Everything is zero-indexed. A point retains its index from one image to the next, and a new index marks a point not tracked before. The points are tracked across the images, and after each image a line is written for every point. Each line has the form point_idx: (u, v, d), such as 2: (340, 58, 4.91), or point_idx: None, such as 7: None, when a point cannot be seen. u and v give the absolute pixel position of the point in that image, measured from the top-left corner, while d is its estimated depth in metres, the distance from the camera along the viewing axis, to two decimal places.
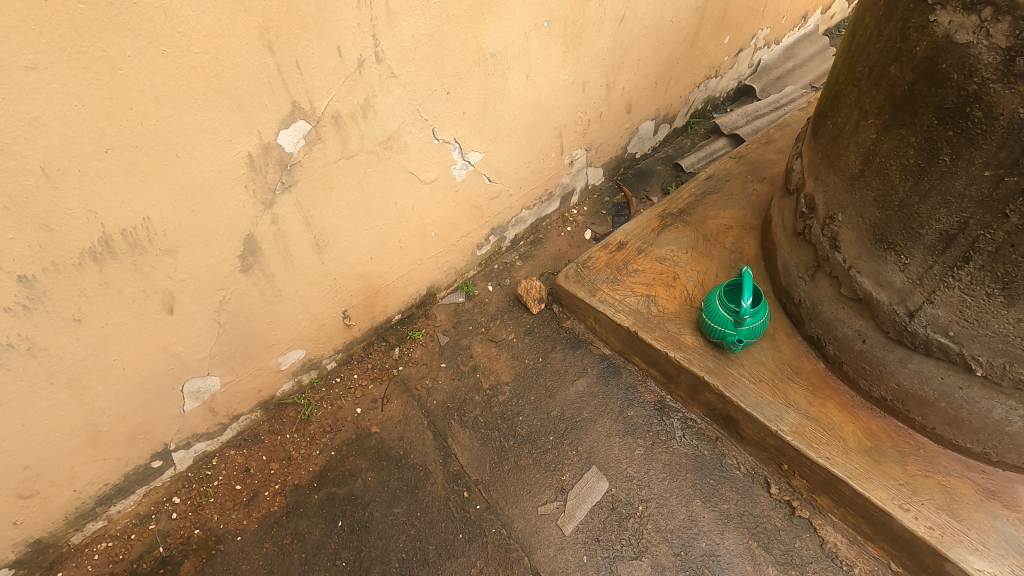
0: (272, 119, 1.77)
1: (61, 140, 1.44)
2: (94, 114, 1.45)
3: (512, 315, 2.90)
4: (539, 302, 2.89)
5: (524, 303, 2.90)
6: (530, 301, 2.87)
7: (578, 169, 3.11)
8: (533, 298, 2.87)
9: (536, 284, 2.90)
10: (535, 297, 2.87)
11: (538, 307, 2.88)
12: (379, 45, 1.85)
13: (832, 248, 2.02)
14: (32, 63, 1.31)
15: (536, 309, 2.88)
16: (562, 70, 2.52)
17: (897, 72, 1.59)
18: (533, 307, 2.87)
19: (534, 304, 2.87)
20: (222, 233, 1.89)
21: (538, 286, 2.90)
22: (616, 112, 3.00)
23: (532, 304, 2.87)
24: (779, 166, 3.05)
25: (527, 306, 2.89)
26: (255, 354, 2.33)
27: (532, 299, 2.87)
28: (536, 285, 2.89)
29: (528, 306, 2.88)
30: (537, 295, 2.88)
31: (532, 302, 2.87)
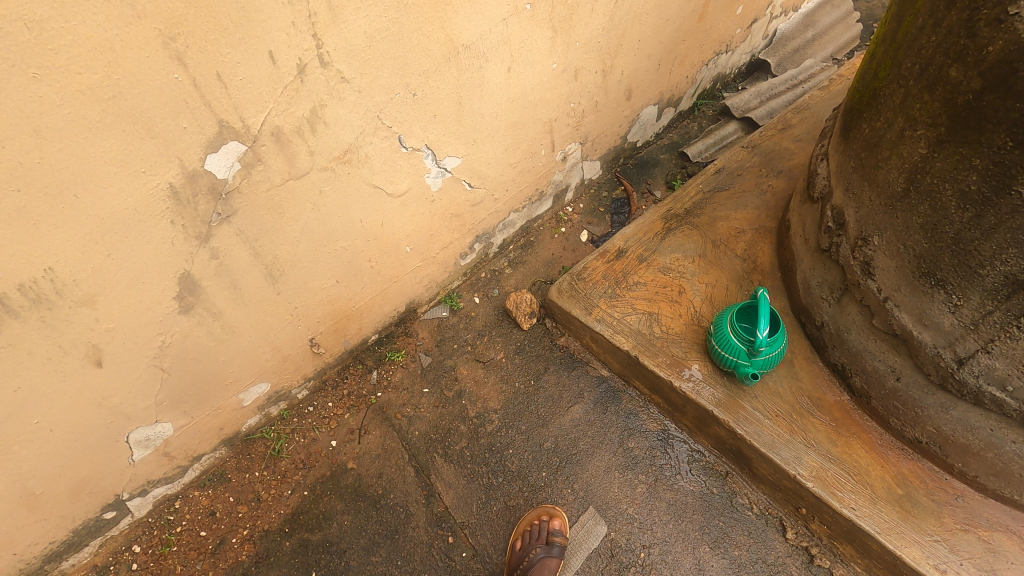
0: (196, 143, 1.46)
1: None
2: None
3: (501, 331, 2.64)
4: (531, 317, 2.62)
5: (514, 318, 2.63)
6: (521, 317, 2.61)
7: (573, 165, 2.79)
8: (524, 314, 2.61)
9: (527, 297, 2.64)
10: (526, 312, 2.61)
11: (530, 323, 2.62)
12: (323, 47, 1.53)
13: (865, 274, 1.74)
14: None
15: (528, 325, 2.61)
16: (551, 58, 2.17)
17: (961, 77, 1.28)
18: (524, 324, 2.61)
19: (526, 320, 2.61)
20: (151, 275, 1.62)
21: (530, 299, 2.63)
22: (614, 99, 2.65)
23: (523, 321, 2.61)
24: (797, 158, 2.72)
25: (518, 322, 2.62)
26: (211, 394, 2.08)
27: (524, 315, 2.61)
28: (528, 299, 2.63)
29: (519, 322, 2.62)
30: (528, 310, 2.61)
31: (523, 318, 2.60)
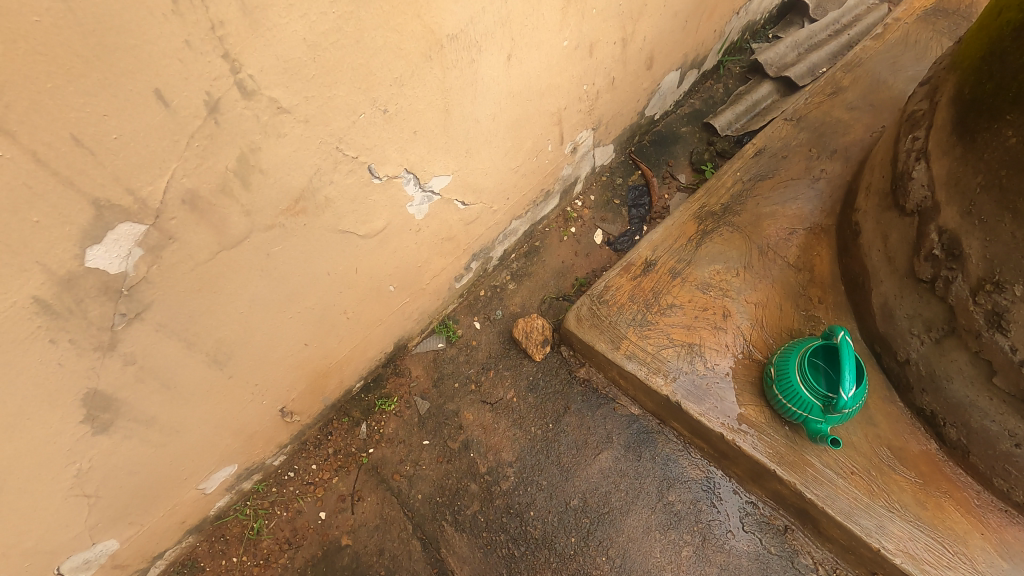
0: (63, 237, 0.96)
1: None
2: None
3: (509, 363, 2.24)
4: (544, 346, 2.22)
5: (524, 348, 2.22)
6: (532, 349, 2.20)
7: (583, 154, 2.29)
8: (536, 344, 2.20)
9: (538, 324, 2.22)
10: (538, 342, 2.20)
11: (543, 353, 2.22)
12: (241, 69, 1.00)
13: (992, 326, 1.37)
14: None
15: (541, 356, 2.21)
16: (562, 33, 1.63)
17: None
18: (536, 356, 2.21)
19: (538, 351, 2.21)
20: (38, 407, 1.15)
21: (541, 325, 2.22)
22: (633, 71, 2.11)
23: (535, 353, 2.21)
24: (853, 133, 2.25)
25: (529, 353, 2.22)
26: (162, 497, 1.67)
27: (536, 346, 2.20)
28: (538, 325, 2.21)
29: (531, 354, 2.22)
30: (540, 339, 2.21)
31: (534, 349, 2.20)
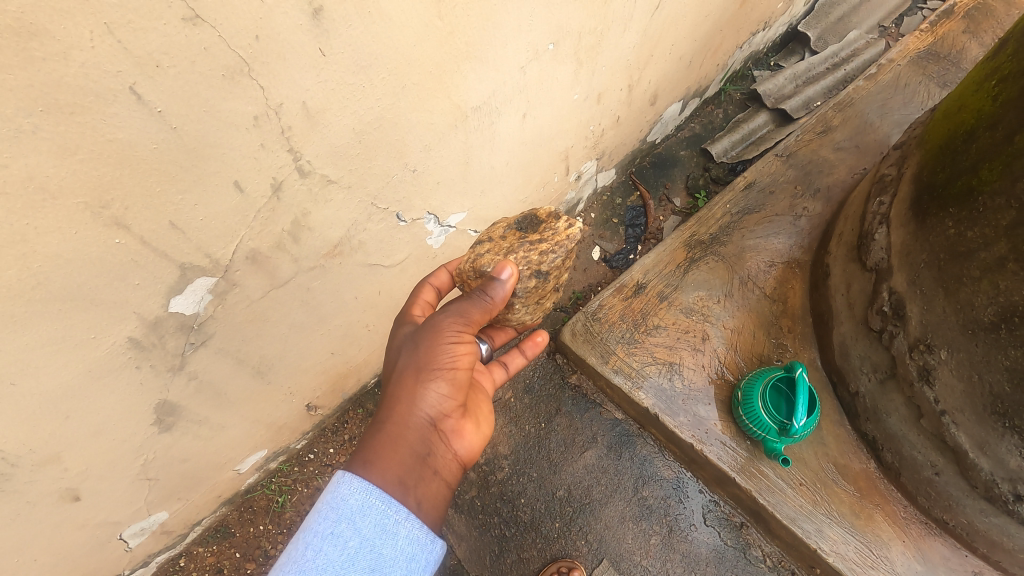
0: (154, 293, 1.19)
1: None
2: None
3: (532, 303, 1.49)
4: (571, 222, 1.48)
5: (541, 283, 1.43)
6: (521, 267, 1.40)
7: (587, 180, 2.48)
8: (516, 251, 1.41)
9: (505, 227, 1.50)
10: (540, 231, 1.47)
11: (578, 229, 1.45)
12: (302, 158, 1.20)
13: (921, 379, 1.59)
14: None
15: (581, 229, 1.45)
16: (573, 90, 1.82)
17: None
18: (563, 242, 1.43)
19: (564, 234, 1.44)
20: (120, 416, 1.40)
21: (507, 228, 1.50)
22: (637, 110, 2.30)
23: (558, 240, 1.44)
24: (838, 173, 2.42)
25: (556, 263, 1.42)
26: (204, 478, 1.94)
27: (519, 253, 1.41)
28: (489, 244, 1.46)
29: (551, 269, 1.43)
30: (537, 237, 1.44)
31: (531, 263, 1.40)
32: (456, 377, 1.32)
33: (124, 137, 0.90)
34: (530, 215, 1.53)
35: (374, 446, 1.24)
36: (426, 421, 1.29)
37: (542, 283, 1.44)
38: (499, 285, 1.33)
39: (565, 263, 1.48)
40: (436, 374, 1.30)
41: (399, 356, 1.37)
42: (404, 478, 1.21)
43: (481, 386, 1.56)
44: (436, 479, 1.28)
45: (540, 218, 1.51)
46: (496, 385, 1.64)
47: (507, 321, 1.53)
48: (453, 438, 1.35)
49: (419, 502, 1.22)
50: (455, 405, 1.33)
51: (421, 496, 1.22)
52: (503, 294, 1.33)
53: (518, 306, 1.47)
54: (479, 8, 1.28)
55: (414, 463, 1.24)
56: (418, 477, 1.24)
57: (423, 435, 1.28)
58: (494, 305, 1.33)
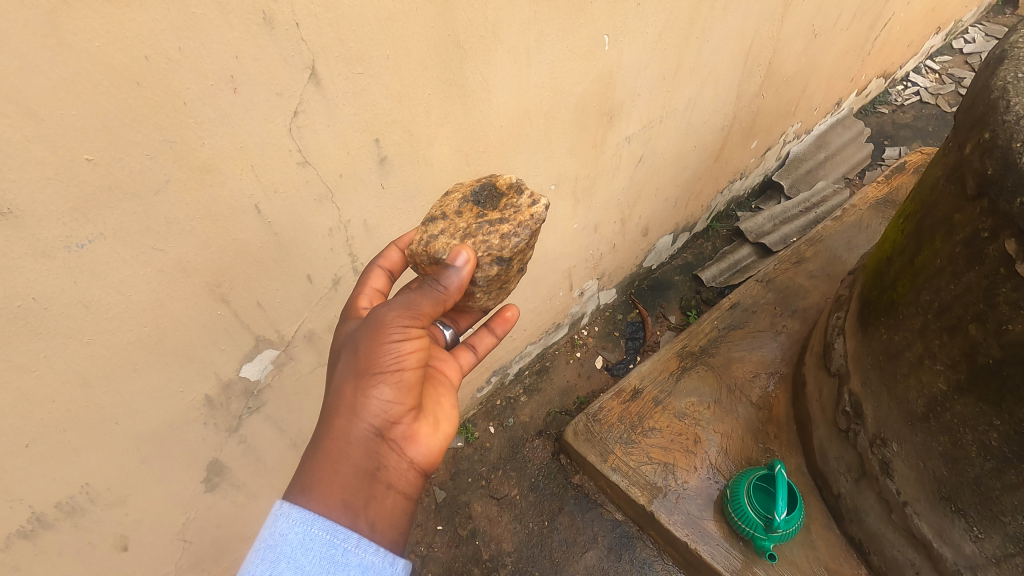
0: (232, 358, 1.52)
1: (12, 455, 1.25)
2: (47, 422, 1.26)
3: (495, 288, 1.48)
4: (534, 198, 1.45)
5: (503, 269, 1.41)
6: (480, 253, 1.38)
7: (590, 296, 2.84)
8: (474, 234, 1.39)
9: (461, 201, 1.47)
10: (500, 209, 1.44)
11: (542, 208, 1.42)
12: (357, 260, 1.59)
13: (883, 472, 1.76)
14: None
15: (546, 208, 1.42)
16: (572, 220, 2.25)
17: (979, 334, 1.33)
18: (527, 224, 1.40)
19: (528, 215, 1.41)
20: (179, 468, 1.65)
21: (462, 203, 1.47)
22: (631, 239, 2.72)
23: (521, 221, 1.41)
24: (812, 296, 2.73)
25: (519, 248, 1.40)
26: (227, 550, 2.09)
27: (479, 239, 1.38)
28: (445, 223, 1.43)
29: (514, 254, 1.40)
30: (498, 217, 1.42)
31: (490, 248, 1.38)
32: (402, 377, 1.26)
33: (243, 238, 1.31)
34: (488, 185, 1.50)
35: (313, 470, 1.18)
36: (372, 430, 1.23)
37: (504, 270, 1.41)
38: (453, 273, 1.30)
39: (530, 244, 1.45)
40: (379, 377, 1.24)
41: (341, 357, 1.31)
42: (350, 499, 1.17)
43: (441, 378, 1.51)
44: (389, 494, 1.24)
45: (499, 188, 1.48)
46: (462, 370, 1.60)
47: (469, 306, 1.52)
48: (407, 445, 1.30)
49: (372, 523, 1.18)
50: (405, 408, 1.28)
51: (373, 516, 1.19)
52: (455, 283, 1.30)
53: (479, 293, 1.46)
54: (497, 160, 1.73)
55: (361, 481, 1.20)
56: (368, 497, 1.19)
57: (370, 447, 1.23)
58: (445, 295, 1.30)
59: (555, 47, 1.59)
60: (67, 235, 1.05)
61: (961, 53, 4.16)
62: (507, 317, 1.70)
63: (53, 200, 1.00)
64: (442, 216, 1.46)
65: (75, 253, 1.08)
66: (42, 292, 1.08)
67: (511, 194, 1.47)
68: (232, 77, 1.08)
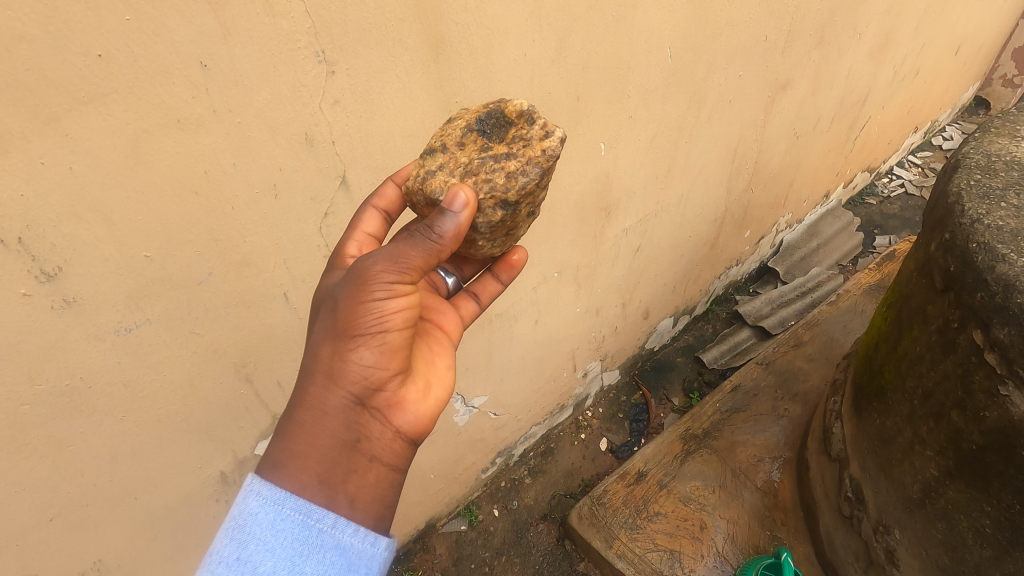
0: (249, 436, 1.60)
1: (36, 529, 1.31)
2: (74, 496, 1.33)
3: (500, 235, 1.32)
4: (548, 128, 1.26)
5: (509, 214, 1.26)
6: (481, 195, 1.22)
7: (593, 377, 2.91)
8: (476, 171, 1.24)
9: (465, 130, 1.31)
10: (507, 142, 1.28)
11: (557, 142, 1.23)
12: None
13: (888, 561, 1.75)
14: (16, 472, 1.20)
15: (560, 142, 1.23)
16: (575, 304, 2.38)
17: (961, 420, 1.40)
18: (537, 160, 1.23)
19: (539, 150, 1.23)
20: (187, 546, 1.68)
21: (467, 133, 1.31)
22: (632, 322, 2.84)
23: (531, 156, 1.23)
24: (812, 380, 2.78)
25: (527, 189, 1.23)
26: None
27: (481, 177, 1.23)
28: (445, 157, 1.28)
29: (521, 196, 1.23)
30: (504, 152, 1.25)
31: (493, 191, 1.22)
32: (387, 340, 1.09)
33: (271, 323, 1.44)
34: (497, 112, 1.32)
35: (286, 442, 1.05)
36: (352, 398, 1.08)
37: (509, 215, 1.25)
38: (450, 218, 1.08)
39: (542, 184, 1.28)
40: (361, 339, 1.07)
41: (320, 313, 1.14)
42: (326, 476, 1.05)
43: (435, 335, 1.39)
44: (373, 468, 1.10)
45: (506, 116, 1.30)
46: (463, 322, 1.49)
47: (472, 255, 1.37)
48: (394, 413, 1.15)
49: (351, 501, 1.07)
50: (391, 373, 1.12)
51: (354, 492, 1.07)
52: (452, 229, 1.09)
53: (482, 242, 1.31)
54: None
55: (340, 455, 1.06)
56: (347, 471, 1.07)
57: (349, 417, 1.08)
58: (441, 244, 1.09)
59: None
60: (119, 321, 1.17)
61: (941, 149, 4.44)
62: (513, 262, 1.52)
63: (112, 291, 1.13)
64: (443, 148, 1.31)
65: (123, 337, 1.20)
66: (90, 373, 1.19)
67: (521, 124, 1.28)
68: (275, 186, 1.25)
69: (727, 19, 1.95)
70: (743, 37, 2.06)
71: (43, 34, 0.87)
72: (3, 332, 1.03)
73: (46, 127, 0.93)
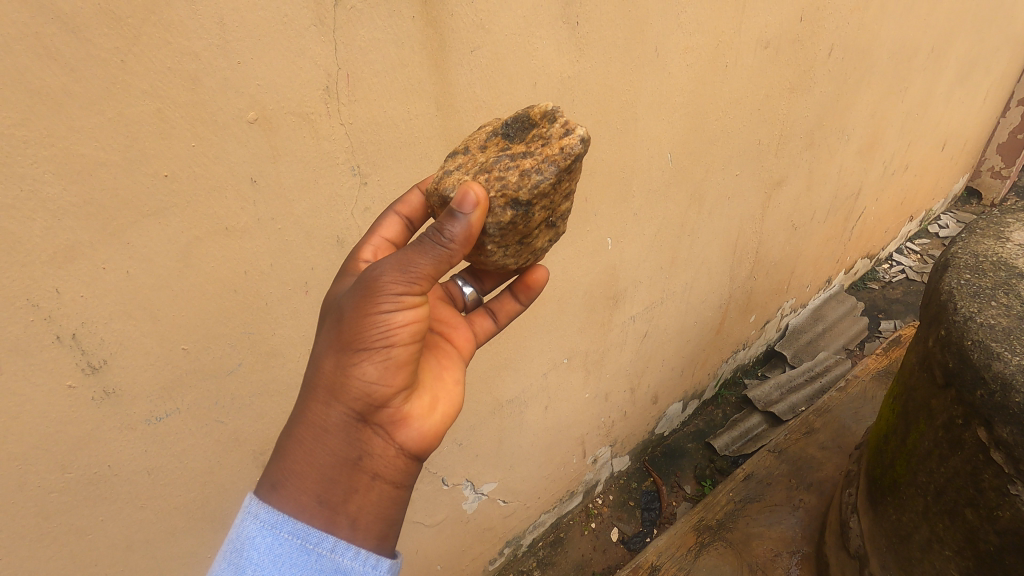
0: None
1: None
2: None
3: (512, 241, 1.24)
4: (569, 126, 1.19)
5: (521, 215, 1.19)
6: (491, 193, 1.17)
7: (603, 462, 2.88)
8: (490, 169, 1.19)
9: (490, 133, 1.30)
10: (527, 141, 1.23)
11: (577, 141, 1.15)
12: None
13: None
14: (31, 562, 1.21)
15: (581, 141, 1.15)
16: (584, 389, 2.41)
17: (973, 518, 1.42)
18: (554, 158, 1.16)
19: (556, 147, 1.16)
20: None
21: (491, 136, 1.29)
22: (641, 406, 2.84)
23: (548, 155, 1.17)
24: (826, 469, 2.74)
25: (541, 188, 1.16)
26: None
27: (494, 174, 1.18)
28: (464, 158, 1.27)
29: (534, 196, 1.16)
30: (521, 151, 1.20)
31: (505, 189, 1.16)
32: (391, 354, 1.04)
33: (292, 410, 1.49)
34: (523, 115, 1.29)
35: (286, 460, 1.02)
36: (354, 413, 1.03)
37: (521, 216, 1.19)
38: (458, 221, 1.03)
39: (560, 186, 1.20)
40: (363, 352, 1.02)
41: (326, 321, 1.10)
42: (325, 496, 1.01)
43: (444, 348, 1.34)
44: (374, 488, 1.05)
45: (532, 116, 1.25)
46: (475, 338, 1.43)
47: (485, 265, 1.29)
48: (397, 429, 1.09)
49: (352, 522, 1.02)
50: (394, 389, 1.07)
51: (355, 513, 1.03)
52: (461, 232, 1.04)
53: (492, 247, 1.23)
54: (516, 339, 1.96)
55: (339, 474, 1.02)
56: (347, 490, 1.02)
57: (350, 435, 1.04)
58: (450, 250, 1.03)
59: (567, 249, 1.87)
60: (151, 411, 1.23)
61: (938, 236, 4.58)
62: (533, 281, 1.44)
63: (149, 382, 1.20)
64: (464, 152, 1.29)
65: (152, 425, 1.25)
66: (117, 461, 1.23)
67: (544, 124, 1.23)
68: (306, 282, 1.34)
69: (722, 127, 2.13)
70: (738, 143, 2.23)
71: (121, 159, 0.99)
72: (45, 422, 1.09)
73: (111, 237, 1.03)
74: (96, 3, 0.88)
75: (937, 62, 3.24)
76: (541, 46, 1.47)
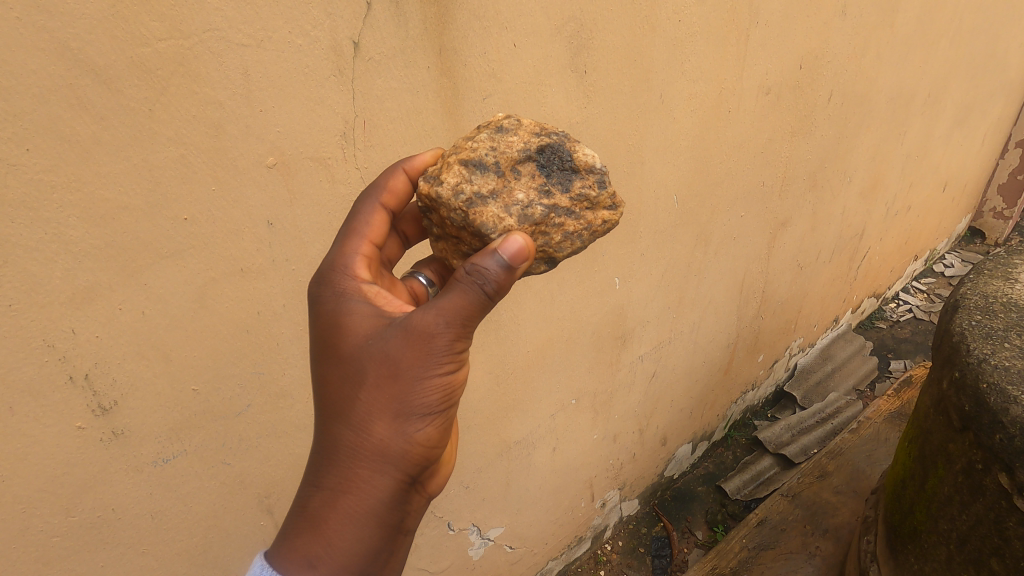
0: None
1: None
2: None
3: None
4: (613, 196, 1.24)
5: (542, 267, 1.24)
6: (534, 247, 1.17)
7: (611, 507, 2.81)
8: (538, 221, 1.16)
9: (524, 151, 1.19)
10: (572, 190, 1.21)
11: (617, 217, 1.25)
12: None
13: None
14: None
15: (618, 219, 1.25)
16: (593, 431, 2.38)
17: (1001, 568, 1.39)
18: (596, 230, 1.22)
19: (598, 218, 1.22)
20: None
21: (524, 156, 1.19)
22: (650, 448, 2.79)
23: (591, 223, 1.22)
24: (841, 515, 2.66)
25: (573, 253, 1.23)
26: None
27: (540, 228, 1.16)
28: (497, 180, 1.16)
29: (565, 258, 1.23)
30: (567, 205, 1.19)
31: (546, 249, 1.18)
32: (446, 415, 1.05)
33: (298, 452, 1.47)
34: (566, 147, 1.22)
35: (331, 539, 0.98)
36: (404, 479, 1.03)
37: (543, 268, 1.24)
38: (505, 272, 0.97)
39: None
40: (422, 418, 1.01)
41: (354, 373, 1.00)
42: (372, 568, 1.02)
43: None
44: (410, 542, 1.10)
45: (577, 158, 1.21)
46: None
47: None
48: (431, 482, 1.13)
49: None
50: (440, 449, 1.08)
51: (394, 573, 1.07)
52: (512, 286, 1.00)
53: None
54: (524, 380, 1.94)
55: (388, 542, 1.03)
56: (392, 553, 1.05)
57: (397, 501, 1.04)
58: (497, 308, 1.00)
59: (574, 288, 1.88)
60: (158, 453, 1.22)
61: (943, 275, 4.58)
62: None
63: (158, 424, 1.19)
64: (495, 167, 1.17)
65: (159, 467, 1.23)
66: (122, 504, 1.21)
67: (589, 178, 1.22)
68: None
69: (727, 170, 2.17)
70: (742, 185, 2.27)
71: (143, 203, 1.01)
72: (52, 464, 1.08)
73: (129, 278, 1.05)
74: (129, 58, 0.92)
75: (934, 107, 3.31)
76: (550, 93, 1.52)
